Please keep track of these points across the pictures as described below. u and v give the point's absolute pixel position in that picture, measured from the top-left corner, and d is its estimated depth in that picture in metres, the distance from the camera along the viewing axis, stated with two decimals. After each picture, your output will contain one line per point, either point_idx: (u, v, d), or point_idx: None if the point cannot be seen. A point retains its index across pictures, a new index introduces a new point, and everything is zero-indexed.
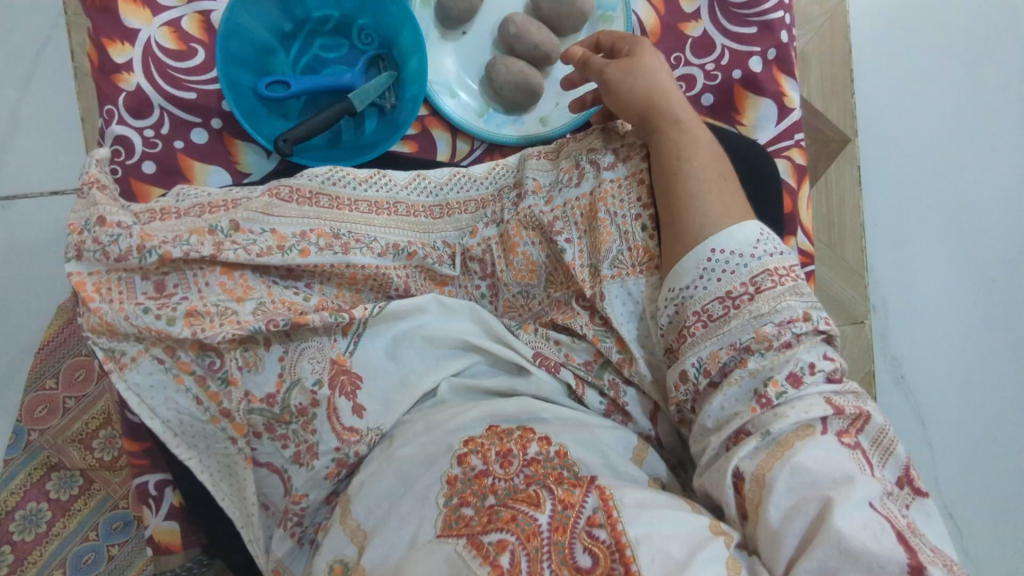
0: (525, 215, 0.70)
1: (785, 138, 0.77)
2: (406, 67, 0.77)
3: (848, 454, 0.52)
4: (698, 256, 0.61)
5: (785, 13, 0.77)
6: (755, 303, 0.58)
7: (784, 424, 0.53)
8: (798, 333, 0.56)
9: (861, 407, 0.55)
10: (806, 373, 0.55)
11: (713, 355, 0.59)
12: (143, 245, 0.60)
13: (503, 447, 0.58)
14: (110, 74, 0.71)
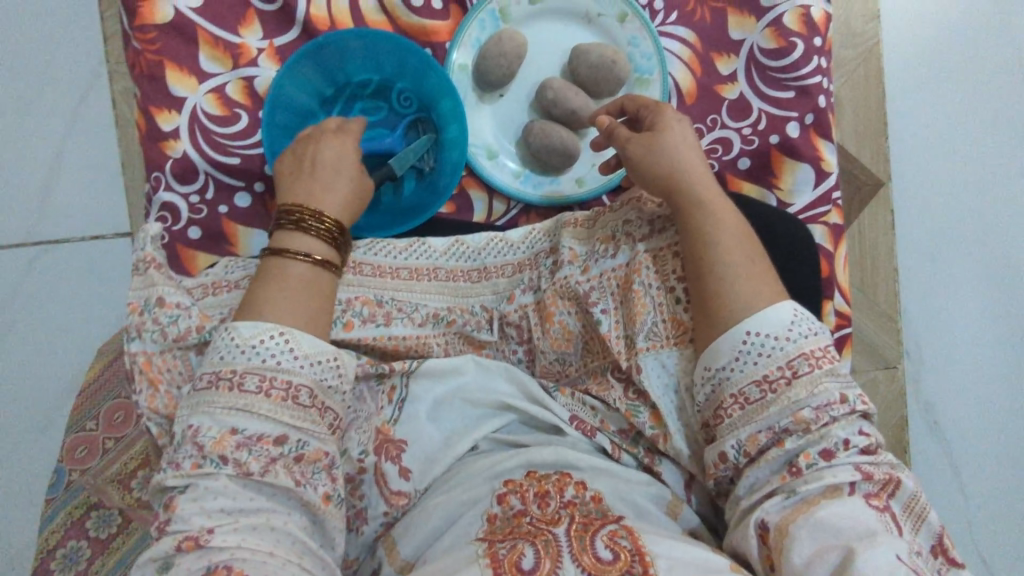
0: (561, 285, 0.72)
1: (823, 201, 0.77)
2: (446, 132, 0.77)
3: (874, 514, 0.53)
4: (732, 338, 0.60)
5: (824, 77, 0.76)
6: (792, 389, 0.58)
7: (815, 485, 0.55)
8: (835, 415, 0.57)
9: (890, 473, 0.56)
10: (841, 449, 0.57)
11: (752, 438, 0.59)
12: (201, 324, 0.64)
13: (541, 488, 0.62)
14: (157, 142, 0.73)
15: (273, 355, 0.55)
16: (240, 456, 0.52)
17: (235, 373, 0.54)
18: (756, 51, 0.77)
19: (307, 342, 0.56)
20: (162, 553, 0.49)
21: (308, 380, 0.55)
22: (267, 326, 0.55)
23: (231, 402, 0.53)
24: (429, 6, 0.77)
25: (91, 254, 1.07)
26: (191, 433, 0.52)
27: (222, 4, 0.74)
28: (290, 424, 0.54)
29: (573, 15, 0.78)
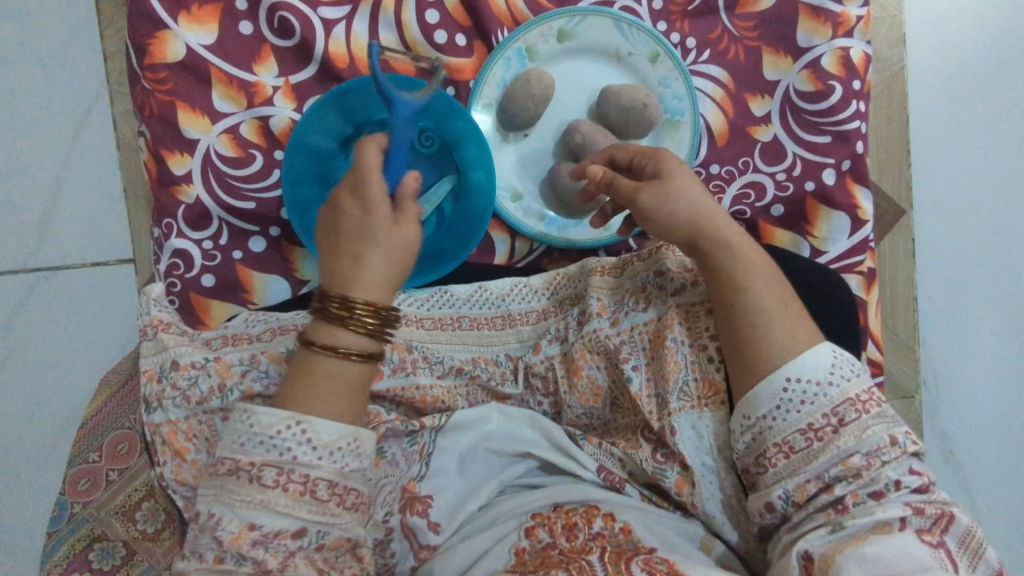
0: (591, 339, 0.67)
1: (858, 251, 0.75)
2: (470, 176, 0.74)
3: (927, 552, 0.50)
4: (772, 385, 0.54)
5: (862, 123, 0.74)
6: (840, 438, 0.53)
7: (861, 519, 0.52)
8: (886, 461, 0.53)
9: (943, 508, 0.53)
10: (890, 489, 0.53)
11: (801, 488, 0.54)
12: (223, 385, 0.61)
13: (569, 520, 0.61)
14: (169, 187, 0.71)
15: (291, 449, 0.50)
16: (257, 555, 0.49)
17: (252, 466, 0.50)
18: (792, 93, 0.75)
19: (331, 432, 0.51)
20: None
21: (327, 474, 0.51)
22: (284, 416, 0.51)
23: (252, 496, 0.50)
24: (453, 43, 0.75)
25: (92, 284, 1.03)
26: (212, 525, 0.50)
27: (237, 42, 0.71)
28: (307, 520, 0.50)
29: (602, 52, 0.75)
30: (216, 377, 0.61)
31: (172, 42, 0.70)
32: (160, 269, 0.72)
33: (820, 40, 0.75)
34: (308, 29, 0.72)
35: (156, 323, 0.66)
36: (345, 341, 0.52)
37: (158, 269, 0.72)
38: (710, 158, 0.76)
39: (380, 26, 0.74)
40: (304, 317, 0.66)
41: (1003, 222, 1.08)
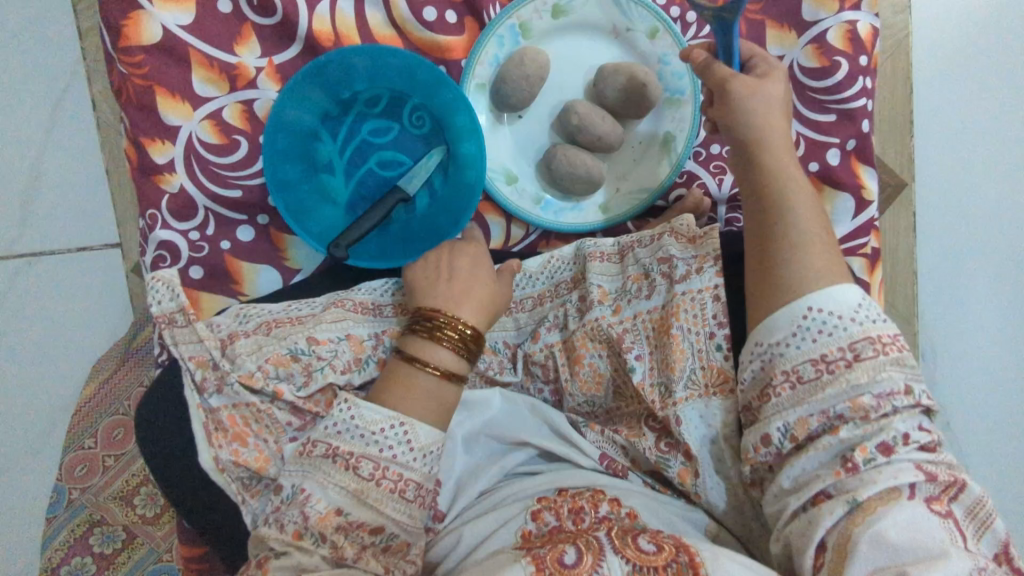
0: (592, 328, 0.66)
1: (862, 233, 0.74)
2: (460, 153, 0.71)
3: (938, 523, 0.45)
4: (793, 312, 0.52)
5: (868, 100, 0.72)
6: (852, 371, 0.49)
7: (871, 489, 0.46)
8: (898, 407, 0.48)
9: (952, 474, 0.48)
10: (899, 443, 0.47)
11: (802, 421, 0.50)
12: (220, 386, 0.57)
13: (575, 504, 0.58)
14: (151, 176, 0.68)
15: (390, 446, 0.53)
16: (337, 540, 0.51)
17: (350, 456, 0.53)
18: (797, 70, 0.72)
19: (425, 435, 0.54)
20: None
21: (417, 477, 0.54)
22: (389, 416, 0.54)
23: (344, 481, 0.52)
24: (443, 20, 0.71)
25: (81, 270, 1.01)
26: (300, 500, 0.51)
27: (216, 22, 0.68)
28: (389, 517, 0.52)
29: (599, 28, 0.72)
30: (214, 372, 0.58)
31: (147, 23, 0.67)
32: (147, 262, 0.70)
33: (826, 13, 0.72)
34: (291, 5, 0.68)
35: (165, 317, 0.61)
36: (440, 358, 0.57)
37: (145, 262, 0.70)
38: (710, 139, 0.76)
39: (366, 3, 0.70)
40: (301, 309, 0.64)
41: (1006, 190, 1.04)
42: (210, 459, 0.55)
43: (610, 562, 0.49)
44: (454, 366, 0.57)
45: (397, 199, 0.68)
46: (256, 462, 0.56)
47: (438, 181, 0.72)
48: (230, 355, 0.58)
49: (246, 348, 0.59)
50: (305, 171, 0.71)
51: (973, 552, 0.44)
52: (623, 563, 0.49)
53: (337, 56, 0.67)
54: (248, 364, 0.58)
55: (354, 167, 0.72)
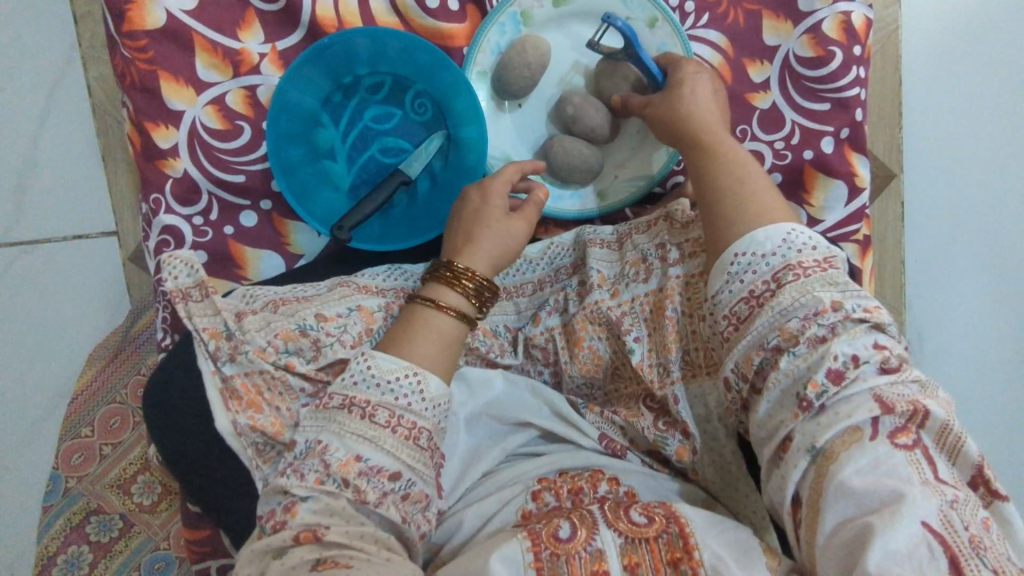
0: (591, 311, 0.67)
1: (855, 219, 0.75)
2: (460, 136, 0.71)
3: (904, 458, 0.43)
4: (723, 261, 0.55)
5: (862, 89, 0.73)
6: (778, 297, 0.51)
7: (827, 432, 0.46)
8: (827, 326, 0.48)
9: (915, 400, 0.45)
10: (849, 368, 0.47)
11: (747, 358, 0.52)
12: (234, 353, 0.58)
13: (574, 485, 0.60)
14: (155, 161, 0.69)
15: (405, 395, 0.54)
16: (360, 484, 0.51)
17: (367, 405, 0.53)
18: (792, 59, 0.74)
19: (436, 386, 0.56)
20: (278, 542, 0.48)
21: (428, 423, 0.55)
22: (404, 364, 0.55)
23: (362, 429, 0.53)
24: (446, 8, 0.72)
25: (76, 257, 1.01)
26: (319, 449, 0.52)
27: (220, 7, 0.68)
28: (404, 463, 0.52)
29: (599, 17, 0.73)
30: (227, 342, 0.58)
31: (151, 8, 0.67)
32: (150, 246, 0.70)
33: (822, 3, 0.73)
34: None
35: (180, 293, 0.61)
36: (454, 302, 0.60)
37: (148, 246, 0.70)
38: None
39: None
40: (305, 291, 0.64)
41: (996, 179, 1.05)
42: (228, 423, 0.56)
43: (603, 537, 0.50)
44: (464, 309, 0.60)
45: (398, 182, 0.69)
46: (272, 428, 0.56)
47: (438, 165, 0.73)
48: (242, 329, 0.59)
49: (254, 324, 0.60)
50: (307, 155, 0.71)
51: (938, 483, 0.43)
52: (615, 537, 0.50)
53: (327, 33, 0.69)
54: (258, 339, 0.58)
55: (356, 153, 0.73)
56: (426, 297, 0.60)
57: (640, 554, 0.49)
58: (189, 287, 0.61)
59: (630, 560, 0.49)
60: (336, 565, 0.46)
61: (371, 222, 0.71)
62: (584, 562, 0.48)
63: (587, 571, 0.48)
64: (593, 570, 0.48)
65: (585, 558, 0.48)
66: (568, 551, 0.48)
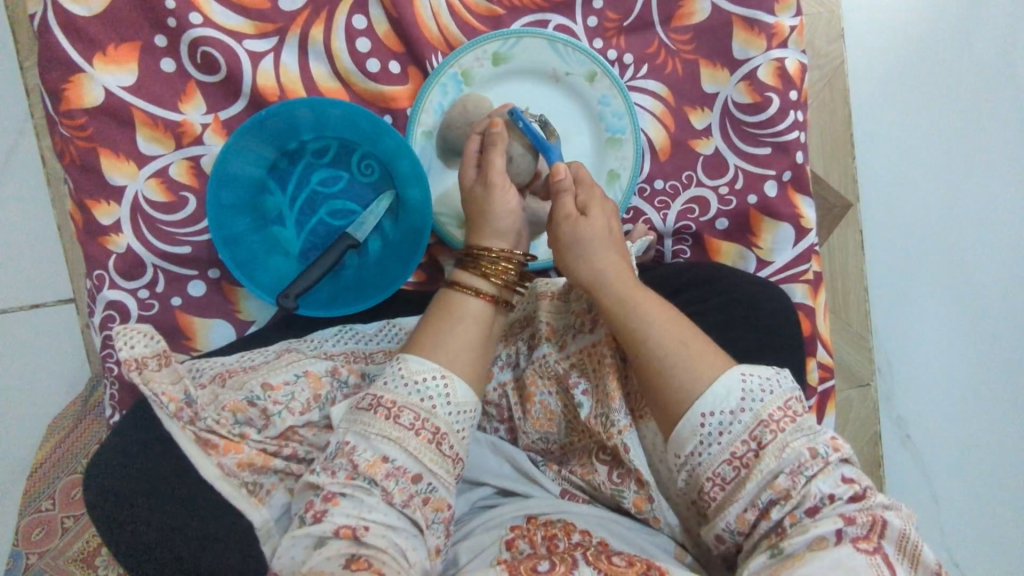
0: (540, 365, 0.68)
1: (803, 260, 0.76)
2: (406, 197, 0.71)
3: (865, 560, 0.48)
4: (690, 421, 0.57)
5: (801, 133, 0.75)
6: (762, 461, 0.55)
7: (796, 540, 0.51)
8: (810, 477, 0.53)
9: (875, 513, 0.52)
10: (825, 504, 0.53)
11: (741, 518, 0.55)
12: (193, 418, 0.56)
13: (549, 531, 0.59)
14: (97, 237, 0.68)
15: (431, 398, 0.55)
16: (388, 485, 0.51)
17: (394, 405, 0.54)
18: (731, 105, 0.75)
19: (463, 392, 0.56)
20: (318, 530, 0.49)
21: (445, 424, 0.54)
22: (432, 366, 0.56)
23: (388, 430, 0.53)
24: (387, 71, 0.73)
25: (36, 327, 1.00)
26: (347, 449, 0.53)
27: (160, 82, 0.68)
28: (426, 467, 0.53)
29: (540, 73, 0.74)
30: (187, 405, 0.57)
31: (89, 86, 0.67)
32: (95, 322, 0.69)
33: (755, 51, 0.75)
34: (233, 62, 0.69)
35: (135, 362, 0.58)
36: (489, 290, 0.61)
37: (94, 322, 0.70)
38: (654, 174, 0.77)
39: (309, 56, 0.71)
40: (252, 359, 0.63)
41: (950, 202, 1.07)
42: (214, 467, 0.55)
43: (582, 572, 0.51)
44: (496, 293, 0.61)
45: (346, 245, 0.68)
46: (259, 457, 0.56)
47: (388, 225, 0.73)
48: (196, 403, 0.57)
49: (203, 402, 0.58)
50: (255, 223, 0.71)
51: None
52: (596, 573, 0.51)
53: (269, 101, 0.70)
54: (210, 413, 0.57)
55: (305, 218, 0.73)
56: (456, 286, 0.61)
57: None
58: (145, 356, 0.59)
59: None
60: (369, 566, 0.47)
61: (321, 287, 0.71)
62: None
63: None
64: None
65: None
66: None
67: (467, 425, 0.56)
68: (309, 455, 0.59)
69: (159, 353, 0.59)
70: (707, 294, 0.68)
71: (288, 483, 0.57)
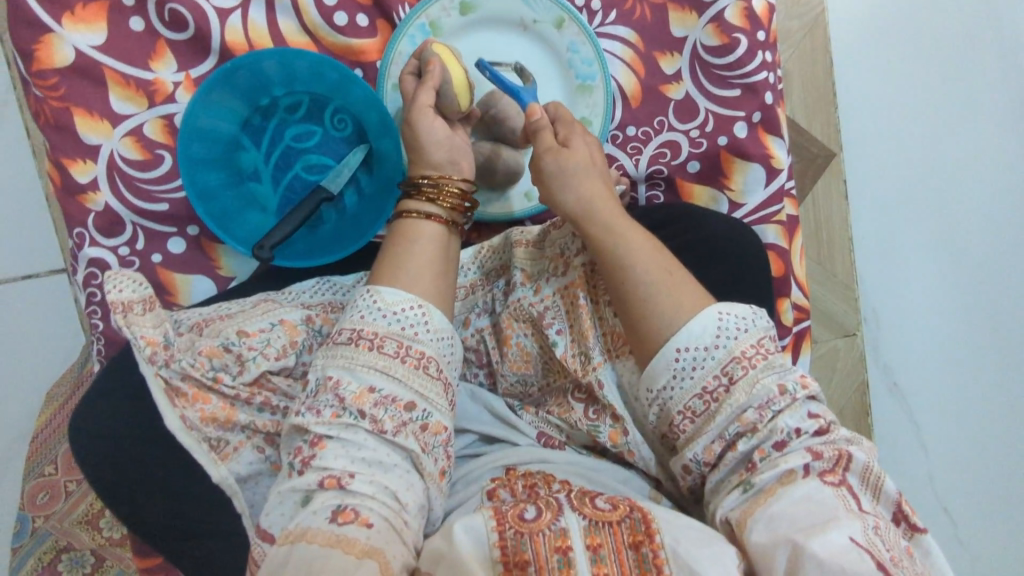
0: (515, 309, 0.68)
1: (774, 201, 0.79)
2: (378, 149, 0.73)
3: (831, 492, 0.48)
4: (665, 357, 0.56)
5: (769, 74, 0.78)
6: (732, 396, 0.54)
7: (767, 474, 0.51)
8: (777, 412, 0.53)
9: (841, 448, 0.51)
10: (792, 437, 0.52)
11: (708, 449, 0.55)
12: (170, 359, 0.57)
13: (529, 481, 0.59)
14: (75, 195, 0.73)
15: (411, 326, 0.56)
16: (376, 414, 0.53)
17: (375, 336, 0.55)
18: (700, 49, 0.78)
19: (440, 319, 0.58)
20: (303, 485, 0.50)
21: (431, 350, 0.57)
22: (407, 296, 0.57)
23: (372, 360, 0.54)
24: (355, 24, 0.75)
25: (28, 300, 1.00)
26: (332, 385, 0.54)
27: (130, 41, 0.73)
28: (418, 391, 0.55)
29: (508, 22, 0.75)
30: (164, 347, 0.58)
31: (60, 46, 0.72)
32: (79, 279, 0.75)
33: None
34: (202, 21, 0.73)
35: (121, 304, 0.59)
36: (441, 214, 0.63)
37: (78, 279, 0.75)
38: (626, 121, 0.79)
39: (278, 12, 0.74)
40: (230, 309, 0.65)
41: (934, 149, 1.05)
42: (177, 418, 0.56)
43: (567, 518, 0.49)
44: (448, 216, 0.63)
45: (322, 198, 0.69)
46: (223, 412, 0.58)
47: (363, 178, 0.74)
48: (175, 347, 0.59)
49: (180, 347, 0.60)
50: (230, 178, 0.73)
51: (862, 512, 0.47)
52: (580, 519, 0.49)
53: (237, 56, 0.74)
54: (185, 357, 0.58)
55: (280, 174, 0.74)
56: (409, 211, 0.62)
57: (603, 535, 0.48)
58: (133, 299, 0.59)
59: (592, 540, 0.47)
60: (356, 517, 0.48)
61: (298, 240, 0.73)
62: (548, 539, 0.47)
63: (550, 548, 0.46)
64: (556, 547, 0.47)
65: (548, 535, 0.47)
66: (532, 529, 0.47)
67: (441, 351, 0.57)
68: (282, 402, 0.60)
69: (149, 298, 0.61)
70: (675, 235, 0.70)
71: (256, 440, 0.59)
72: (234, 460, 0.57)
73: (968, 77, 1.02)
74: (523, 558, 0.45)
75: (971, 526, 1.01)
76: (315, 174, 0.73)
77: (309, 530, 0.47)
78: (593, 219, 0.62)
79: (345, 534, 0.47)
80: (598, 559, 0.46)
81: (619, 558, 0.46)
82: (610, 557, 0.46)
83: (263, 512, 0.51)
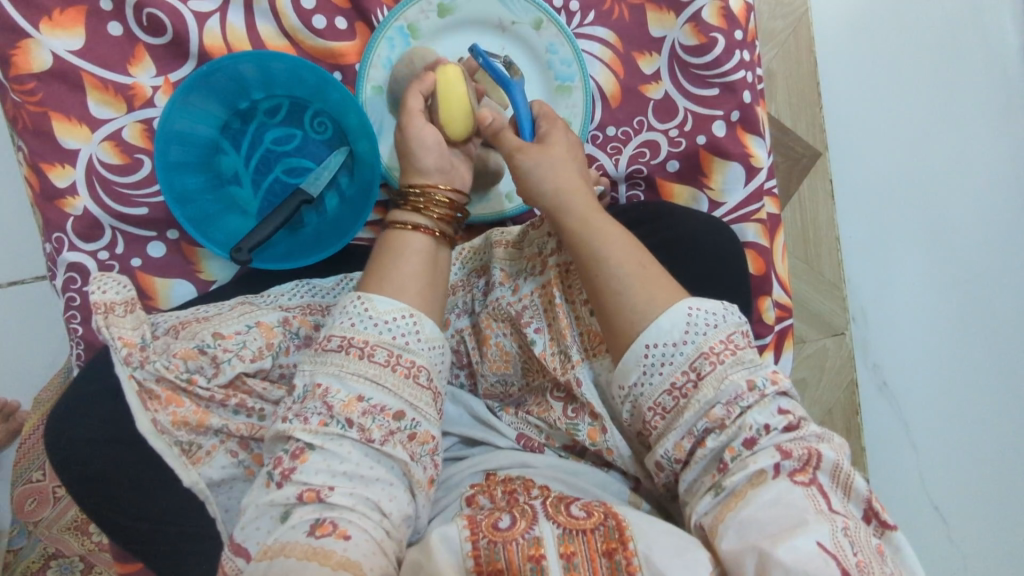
0: (494, 308, 0.68)
1: (754, 200, 0.80)
2: (357, 151, 0.73)
3: (801, 493, 0.48)
4: (635, 352, 0.56)
5: (747, 73, 0.79)
6: (700, 391, 0.54)
7: (737, 475, 0.50)
8: (746, 408, 0.52)
9: (810, 445, 0.51)
10: (762, 435, 0.52)
11: (678, 446, 0.54)
12: (145, 359, 0.57)
13: (508, 486, 0.59)
14: (54, 200, 0.74)
15: (402, 335, 0.55)
16: (364, 423, 0.52)
17: (365, 345, 0.54)
18: (678, 48, 0.79)
19: (432, 328, 0.57)
20: (282, 499, 0.50)
21: (423, 361, 0.55)
22: (400, 306, 0.56)
23: (361, 369, 0.53)
24: (334, 27, 0.76)
25: (12, 304, 1.00)
26: (320, 392, 0.53)
27: (107, 45, 0.73)
28: (407, 402, 0.54)
29: (486, 23, 0.75)
30: (139, 349, 0.58)
31: (37, 51, 0.72)
32: (58, 284, 0.75)
33: None
34: (179, 24, 0.73)
35: (103, 305, 0.60)
36: (430, 226, 0.61)
37: (57, 284, 0.75)
38: (606, 121, 0.80)
39: (256, 15, 0.75)
40: (205, 308, 0.65)
41: (922, 147, 1.04)
42: (149, 422, 0.56)
43: (541, 527, 0.48)
44: (436, 227, 0.61)
45: (301, 200, 0.69)
46: (194, 417, 0.57)
47: (344, 180, 0.74)
48: (150, 348, 0.59)
49: (155, 350, 0.59)
50: (209, 182, 0.73)
51: (831, 512, 0.47)
52: (554, 527, 0.48)
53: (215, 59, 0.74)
54: (160, 359, 0.57)
55: (260, 177, 0.74)
56: (396, 224, 0.61)
57: (576, 544, 0.47)
58: (114, 300, 0.61)
59: (565, 548, 0.47)
60: (334, 529, 0.48)
61: (278, 242, 0.72)
62: (522, 548, 0.47)
63: (523, 558, 0.46)
64: (530, 556, 0.47)
65: (522, 544, 0.47)
66: (506, 538, 0.47)
67: (431, 359, 0.56)
68: (258, 405, 0.59)
69: (128, 300, 0.61)
70: (654, 231, 0.70)
71: (229, 444, 0.58)
72: (207, 464, 0.57)
73: (952, 84, 1.03)
74: (495, 568, 0.46)
75: (961, 528, 1.01)
76: (295, 176, 0.74)
77: (289, 545, 0.47)
78: (567, 218, 0.61)
79: (322, 546, 0.46)
80: (572, 567, 0.46)
81: (592, 565, 0.46)
82: (584, 565, 0.46)
83: (239, 526, 0.51)
